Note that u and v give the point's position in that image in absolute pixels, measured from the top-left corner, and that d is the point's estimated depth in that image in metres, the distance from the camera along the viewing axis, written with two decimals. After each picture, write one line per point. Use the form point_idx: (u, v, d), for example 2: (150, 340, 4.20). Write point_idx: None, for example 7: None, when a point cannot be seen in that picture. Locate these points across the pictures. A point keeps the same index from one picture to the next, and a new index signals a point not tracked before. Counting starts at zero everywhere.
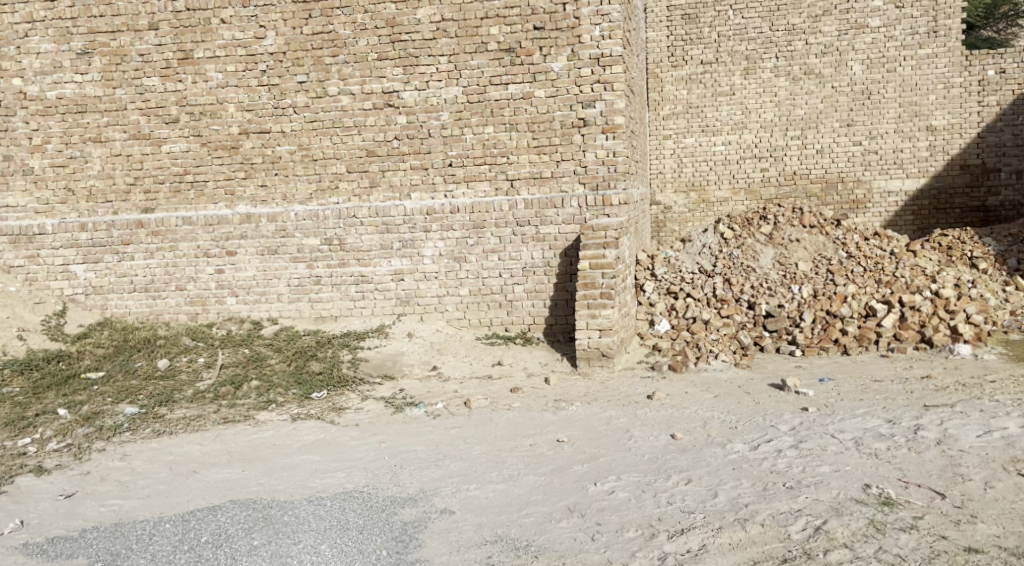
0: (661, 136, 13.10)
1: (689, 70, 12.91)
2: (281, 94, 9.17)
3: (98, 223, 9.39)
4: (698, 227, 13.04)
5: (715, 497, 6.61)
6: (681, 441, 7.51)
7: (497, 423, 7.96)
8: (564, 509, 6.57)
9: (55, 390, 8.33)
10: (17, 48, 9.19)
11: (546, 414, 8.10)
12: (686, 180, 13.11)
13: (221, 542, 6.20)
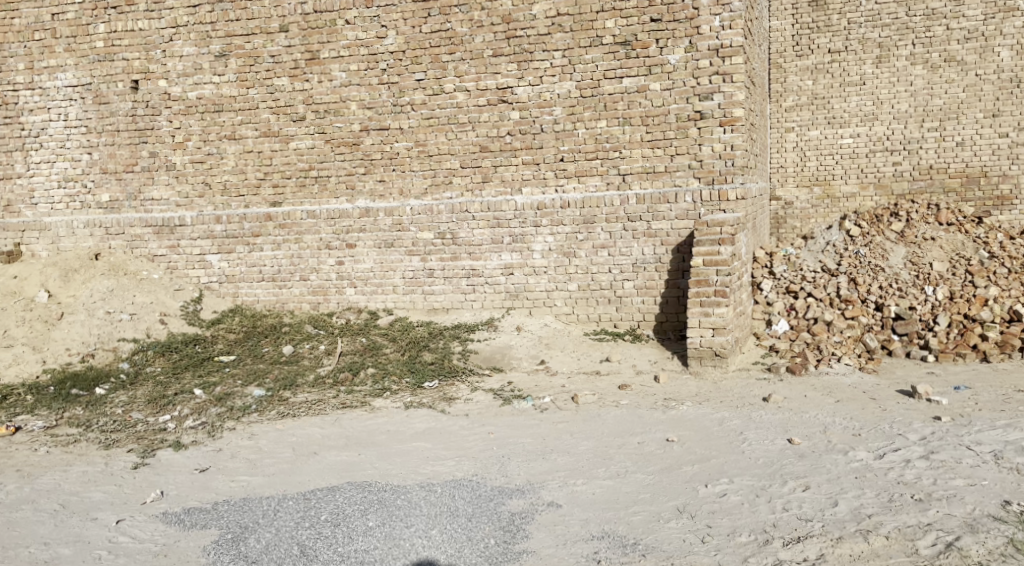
0: (783, 129, 12.59)
1: (816, 59, 12.36)
2: (400, 92, 9.48)
3: (232, 216, 10.01)
4: (822, 223, 12.44)
5: (835, 506, 6.34)
6: (799, 446, 7.26)
7: (605, 419, 7.95)
8: (673, 510, 6.47)
9: (192, 371, 8.98)
10: (163, 51, 9.87)
11: (655, 413, 8.02)
12: (810, 174, 12.53)
13: (339, 521, 6.48)
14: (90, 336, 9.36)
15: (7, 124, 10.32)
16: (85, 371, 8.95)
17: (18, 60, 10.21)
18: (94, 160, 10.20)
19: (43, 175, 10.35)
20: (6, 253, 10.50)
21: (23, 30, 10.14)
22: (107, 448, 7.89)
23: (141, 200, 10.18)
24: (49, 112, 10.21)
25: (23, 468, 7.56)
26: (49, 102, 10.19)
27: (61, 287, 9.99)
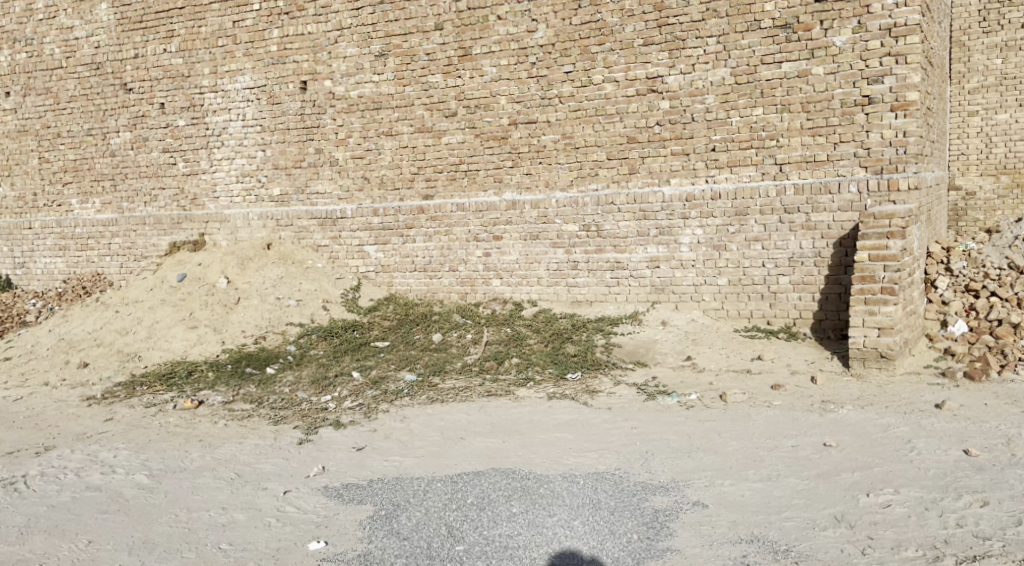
0: (965, 113, 11.52)
1: (1005, 36, 11.30)
2: (548, 85, 9.76)
3: (388, 209, 10.70)
4: (1010, 216, 11.35)
5: (1019, 525, 5.75)
6: (976, 458, 6.64)
7: (755, 420, 7.63)
8: (830, 518, 6.07)
9: (351, 354, 9.58)
10: (329, 53, 10.72)
11: (812, 415, 7.61)
12: (996, 162, 11.46)
13: (484, 506, 6.64)
14: (263, 320, 10.42)
15: (194, 124, 11.56)
16: (259, 352, 9.87)
17: (204, 66, 11.40)
18: (268, 156, 11.23)
19: (224, 171, 11.52)
20: (193, 241, 11.80)
21: (208, 37, 11.33)
22: (276, 424, 8.51)
23: (308, 194, 11.13)
24: (229, 112, 11.35)
25: (204, 439, 8.28)
26: (230, 103, 11.33)
27: (238, 274, 11.12)
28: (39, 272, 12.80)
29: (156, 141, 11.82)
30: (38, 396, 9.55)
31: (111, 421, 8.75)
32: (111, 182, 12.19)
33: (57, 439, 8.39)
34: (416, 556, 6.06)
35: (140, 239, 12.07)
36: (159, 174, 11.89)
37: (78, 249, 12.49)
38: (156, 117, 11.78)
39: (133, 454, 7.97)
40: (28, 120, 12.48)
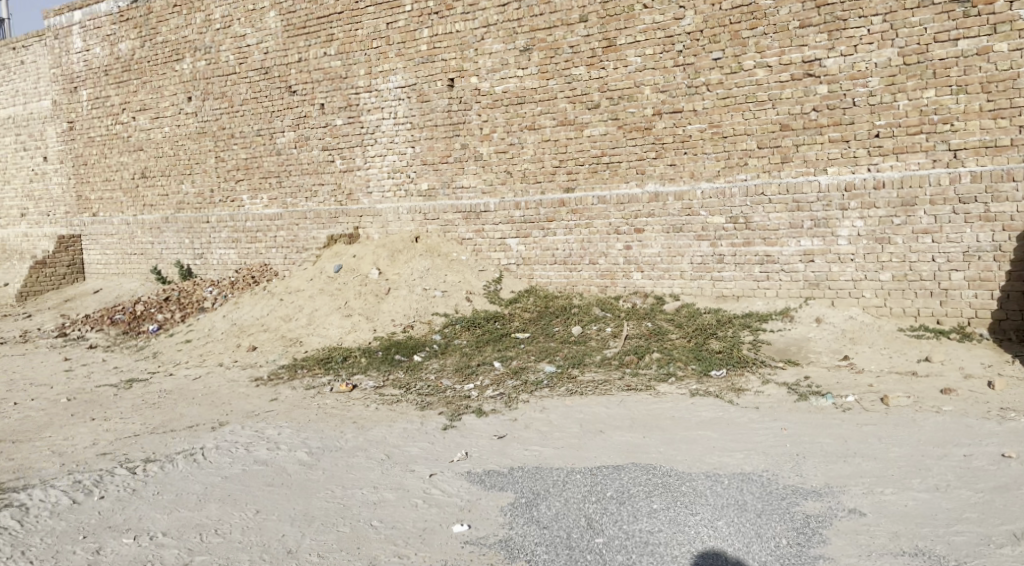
0: None
1: None
2: (695, 73, 9.65)
3: (529, 202, 10.82)
4: None
5: None
6: None
7: (922, 425, 7.12)
8: (1007, 535, 5.59)
9: (493, 345, 9.78)
10: (475, 50, 11.01)
11: (987, 423, 7.02)
12: None
13: (625, 500, 6.54)
14: (410, 310, 10.68)
15: (351, 122, 12.15)
16: (407, 340, 10.18)
17: (360, 67, 11.98)
18: (417, 153, 11.65)
19: (377, 167, 12.04)
20: (347, 235, 12.36)
21: (364, 39, 11.89)
22: (422, 409, 8.72)
23: (453, 188, 11.42)
24: (382, 111, 11.87)
25: (357, 421, 8.59)
26: (383, 102, 11.84)
27: (388, 265, 11.45)
28: (215, 263, 13.80)
29: (317, 140, 12.52)
30: (213, 376, 10.24)
31: (276, 401, 9.23)
32: (277, 178, 13.03)
33: (229, 416, 8.92)
34: (556, 545, 6.11)
35: (302, 232, 12.78)
36: (318, 171, 12.58)
37: (248, 242, 13.39)
38: (316, 117, 12.47)
39: (295, 433, 8.34)
40: (207, 122, 13.57)
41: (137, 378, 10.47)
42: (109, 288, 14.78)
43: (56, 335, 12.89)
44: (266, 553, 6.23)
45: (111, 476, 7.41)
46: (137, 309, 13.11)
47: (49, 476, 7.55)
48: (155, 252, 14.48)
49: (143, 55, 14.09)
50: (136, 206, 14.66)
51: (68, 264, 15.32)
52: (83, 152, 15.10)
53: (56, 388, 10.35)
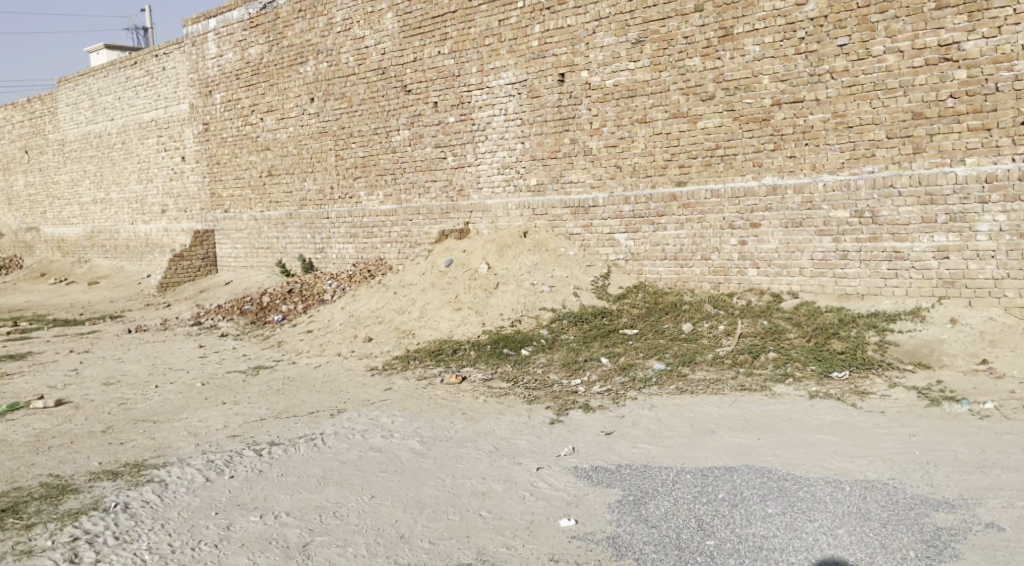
0: None
1: None
2: (818, 61, 9.26)
3: (639, 197, 10.66)
4: None
5: None
6: None
7: None
8: None
9: (600, 341, 9.68)
10: (586, 44, 10.96)
11: None
12: None
13: (737, 502, 6.32)
14: (518, 305, 10.71)
15: (462, 120, 12.42)
16: (514, 334, 10.24)
17: (472, 65, 12.21)
18: (526, 148, 11.72)
19: (487, 163, 12.21)
20: (458, 230, 12.65)
21: (477, 37, 12.10)
22: (529, 403, 8.72)
23: (562, 183, 11.43)
24: (493, 108, 12.02)
25: (467, 412, 8.67)
26: (494, 99, 11.99)
27: (498, 260, 11.57)
28: (334, 257, 14.71)
29: (430, 137, 12.91)
30: (332, 365, 10.70)
31: (390, 390, 9.49)
32: (392, 176, 13.59)
33: (346, 403, 9.22)
34: (665, 545, 5.95)
35: (415, 228, 13.28)
36: (431, 168, 12.97)
37: (364, 237, 14.12)
38: (430, 115, 12.87)
39: (408, 421, 8.52)
40: (327, 122, 14.42)
41: (264, 366, 10.99)
42: (239, 279, 16.31)
43: (192, 324, 14.01)
44: (379, 537, 6.32)
45: (240, 456, 7.77)
46: (264, 299, 14.12)
47: (184, 454, 7.92)
48: (279, 246, 15.70)
49: (270, 59, 15.25)
50: (263, 203, 15.94)
51: (203, 256, 17.10)
52: (218, 152, 16.70)
53: (191, 372, 10.96)
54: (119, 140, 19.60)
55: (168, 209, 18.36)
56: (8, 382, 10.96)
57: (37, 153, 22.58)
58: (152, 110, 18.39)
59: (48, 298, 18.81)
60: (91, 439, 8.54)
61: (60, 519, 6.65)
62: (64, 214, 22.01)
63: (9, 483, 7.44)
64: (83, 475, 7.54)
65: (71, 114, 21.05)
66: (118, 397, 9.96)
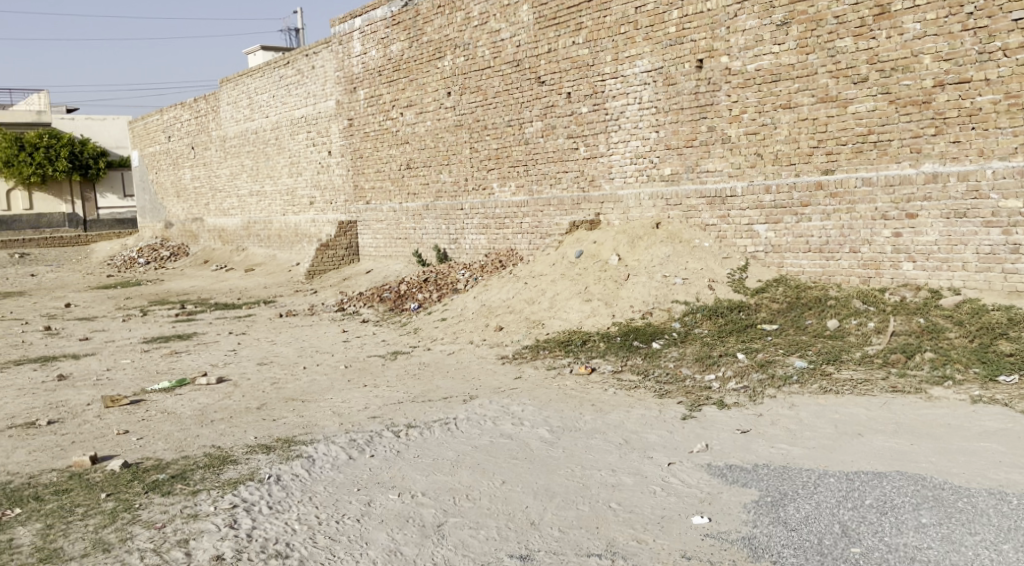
0: None
1: None
2: (988, 37, 8.58)
3: (782, 185, 10.22)
4: None
5: None
6: None
7: None
8: None
9: (736, 336, 9.34)
10: (727, 28, 10.58)
11: None
12: None
13: (886, 510, 5.93)
14: (650, 297, 10.48)
15: (596, 110, 12.28)
16: (645, 326, 10.04)
17: (607, 54, 12.02)
18: (661, 137, 11.47)
19: (620, 153, 12.04)
20: (589, 220, 12.52)
21: (613, 25, 11.90)
22: (661, 397, 8.51)
23: (698, 172, 11.09)
24: (628, 97, 11.82)
25: (596, 404, 8.53)
26: (628, 88, 11.80)
27: (629, 251, 11.36)
28: (467, 247, 14.84)
29: (563, 128, 12.83)
30: (464, 352, 10.78)
31: (519, 379, 9.49)
32: (524, 167, 13.57)
33: (479, 390, 9.26)
34: (805, 549, 5.64)
35: (547, 218, 13.22)
36: (563, 159, 12.89)
37: (497, 228, 14.17)
38: (563, 106, 12.78)
39: (537, 410, 8.47)
40: (463, 115, 14.56)
41: (401, 351, 11.19)
42: (378, 269, 16.71)
43: (336, 310, 14.43)
44: (511, 523, 6.29)
45: (379, 437, 7.93)
46: (401, 288, 14.37)
47: (329, 432, 8.14)
48: (416, 237, 15.98)
49: (411, 55, 15.52)
50: (402, 194, 16.27)
51: (345, 246, 17.64)
52: (360, 147, 17.16)
53: (335, 355, 11.28)
54: (272, 136, 20.45)
55: (316, 200, 19.01)
56: (175, 359, 11.59)
57: (203, 149, 23.96)
58: (302, 107, 19.06)
59: (209, 283, 19.87)
60: (247, 414, 8.88)
61: (221, 488, 6.95)
62: (224, 206, 23.22)
63: (178, 451, 7.82)
64: (241, 447, 7.84)
65: (231, 113, 22.18)
66: (270, 376, 10.35)
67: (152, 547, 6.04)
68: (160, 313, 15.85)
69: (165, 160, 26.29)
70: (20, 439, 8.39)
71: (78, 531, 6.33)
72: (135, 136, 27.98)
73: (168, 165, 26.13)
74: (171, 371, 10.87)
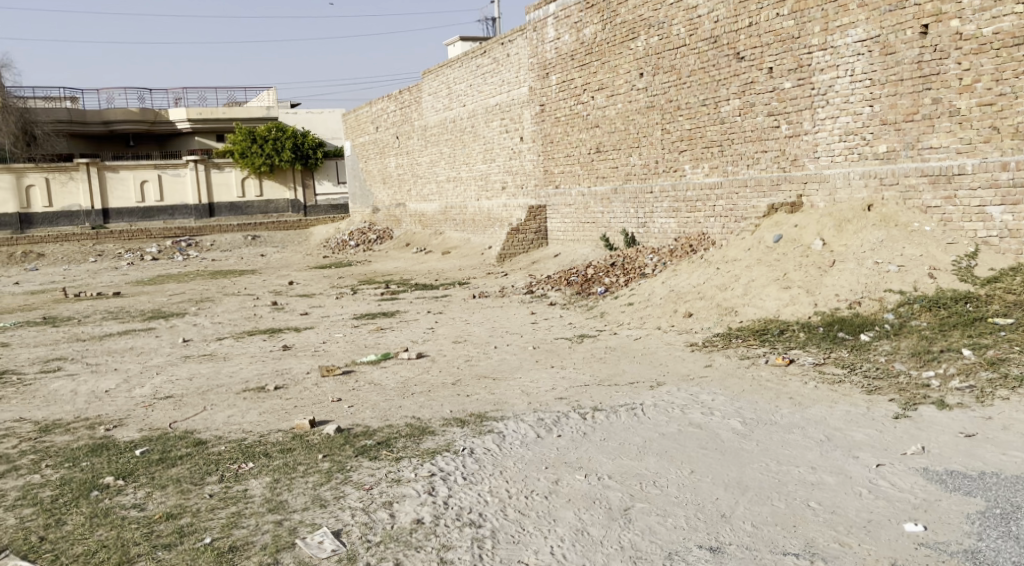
0: None
1: None
2: None
3: (1022, 162, 9.11)
4: None
5: None
6: None
7: None
8: None
9: (961, 329, 8.47)
10: None
11: None
12: None
13: None
14: (858, 285, 9.70)
15: (800, 85, 11.54)
16: (852, 317, 9.32)
17: (815, 24, 11.23)
18: (875, 112, 10.61)
19: (827, 130, 11.26)
20: (790, 203, 11.80)
21: None
22: (869, 394, 7.83)
23: (919, 149, 10.16)
24: (838, 69, 11.01)
25: (795, 397, 7.97)
26: (839, 59, 10.98)
27: (835, 236, 10.61)
28: (657, 231, 14.42)
29: (763, 105, 12.17)
30: (652, 338, 10.46)
31: (710, 367, 9.06)
32: (719, 148, 13.01)
33: (667, 376, 8.92)
34: None
35: (742, 201, 12.59)
36: (762, 138, 12.23)
37: (687, 211, 13.68)
38: (764, 82, 12.10)
39: (729, 400, 8.02)
40: (656, 96, 14.13)
41: (587, 335, 11.01)
42: (566, 252, 16.59)
43: (525, 292, 14.43)
44: (700, 513, 5.96)
45: (566, 418, 7.77)
46: (589, 272, 14.20)
47: (519, 411, 8.07)
48: (604, 221, 15.73)
49: (604, 37, 15.22)
50: (591, 178, 16.05)
51: (535, 230, 17.69)
52: (551, 132, 17.07)
53: (524, 336, 11.26)
54: (469, 124, 20.78)
55: (508, 185, 19.16)
56: (380, 335, 11.97)
57: (407, 139, 24.78)
58: (497, 95, 19.22)
59: (408, 265, 20.53)
60: (444, 389, 8.98)
61: (420, 456, 7.03)
62: (424, 192, 23.92)
63: (383, 419, 8.01)
64: (438, 420, 7.92)
65: (431, 102, 22.77)
66: (464, 354, 10.46)
67: (362, 507, 6.20)
68: (368, 292, 16.48)
69: (373, 149, 27.47)
70: (252, 401, 8.87)
71: (299, 486, 6.59)
72: (347, 127, 29.42)
73: (375, 154, 27.26)
74: (375, 346, 11.24)
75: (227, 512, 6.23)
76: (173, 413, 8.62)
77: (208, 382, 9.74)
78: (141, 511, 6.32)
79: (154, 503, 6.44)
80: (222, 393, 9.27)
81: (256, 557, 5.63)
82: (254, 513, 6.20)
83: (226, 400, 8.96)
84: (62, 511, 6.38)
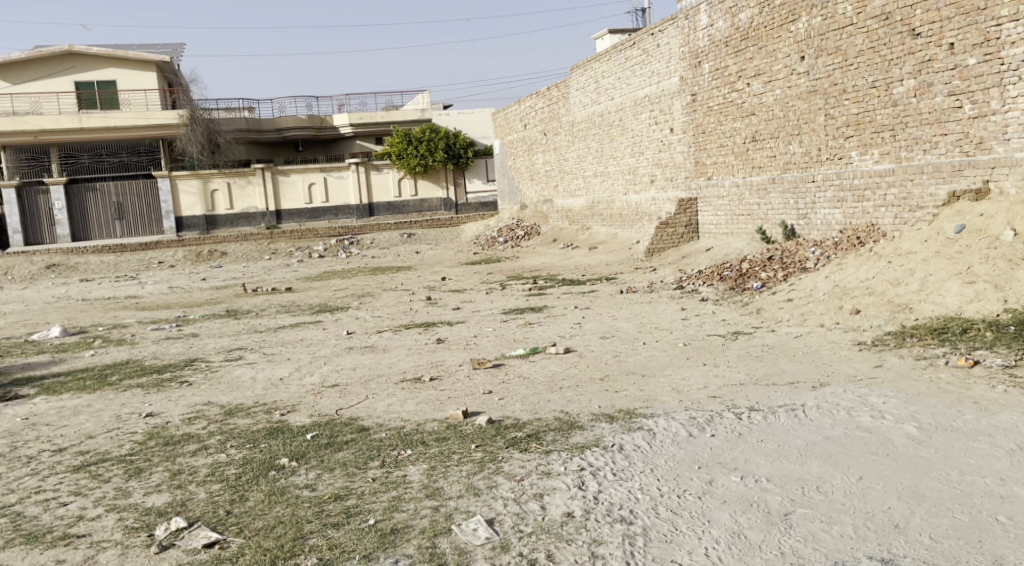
0: None
1: None
2: None
3: None
4: None
5: None
6: None
7: None
8: None
9: None
10: None
11: None
12: None
13: None
14: None
15: (987, 60, 10.53)
16: None
17: None
18: None
19: (1020, 109, 10.19)
20: (974, 190, 10.79)
21: None
22: None
23: None
24: None
25: (981, 402, 7.20)
26: None
27: None
28: (818, 223, 13.60)
29: (942, 84, 11.19)
30: (815, 336, 9.81)
31: (880, 367, 8.36)
32: (891, 132, 12.09)
33: (831, 376, 8.29)
34: None
35: (918, 188, 11.61)
36: (942, 120, 11.25)
37: (854, 201, 12.81)
38: (944, 59, 11.13)
39: (903, 404, 7.33)
40: (819, 80, 13.31)
41: (743, 331, 10.46)
42: (718, 246, 15.95)
43: (676, 287, 13.93)
44: (870, 522, 5.45)
45: (721, 417, 7.33)
46: (743, 266, 13.55)
47: (671, 408, 7.68)
48: (761, 213, 15.00)
49: (762, 21, 14.49)
50: (746, 168, 15.34)
51: (685, 224, 17.16)
52: (704, 121, 16.46)
53: (675, 332, 10.83)
54: (617, 118, 20.37)
55: (657, 178, 18.65)
56: (530, 329, 11.83)
57: (554, 135, 24.63)
58: (647, 87, 18.74)
59: (557, 261, 20.34)
60: (594, 384, 8.70)
61: (570, 450, 6.79)
62: (571, 187, 23.71)
63: (533, 413, 7.82)
64: (588, 415, 7.65)
65: (579, 97, 22.51)
66: (613, 349, 10.15)
67: (513, 497, 6.03)
68: (518, 287, 16.42)
69: (521, 147, 27.50)
70: (410, 391, 8.90)
71: (454, 474, 6.49)
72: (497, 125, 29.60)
73: (524, 152, 27.27)
74: (526, 340, 11.10)
75: (388, 496, 6.19)
76: (339, 401, 8.75)
77: (370, 373, 9.87)
78: (312, 491, 6.38)
79: (324, 485, 6.49)
80: (383, 383, 9.35)
81: (416, 541, 5.56)
82: (412, 498, 6.13)
83: (386, 390, 9.03)
84: (244, 487, 6.54)
